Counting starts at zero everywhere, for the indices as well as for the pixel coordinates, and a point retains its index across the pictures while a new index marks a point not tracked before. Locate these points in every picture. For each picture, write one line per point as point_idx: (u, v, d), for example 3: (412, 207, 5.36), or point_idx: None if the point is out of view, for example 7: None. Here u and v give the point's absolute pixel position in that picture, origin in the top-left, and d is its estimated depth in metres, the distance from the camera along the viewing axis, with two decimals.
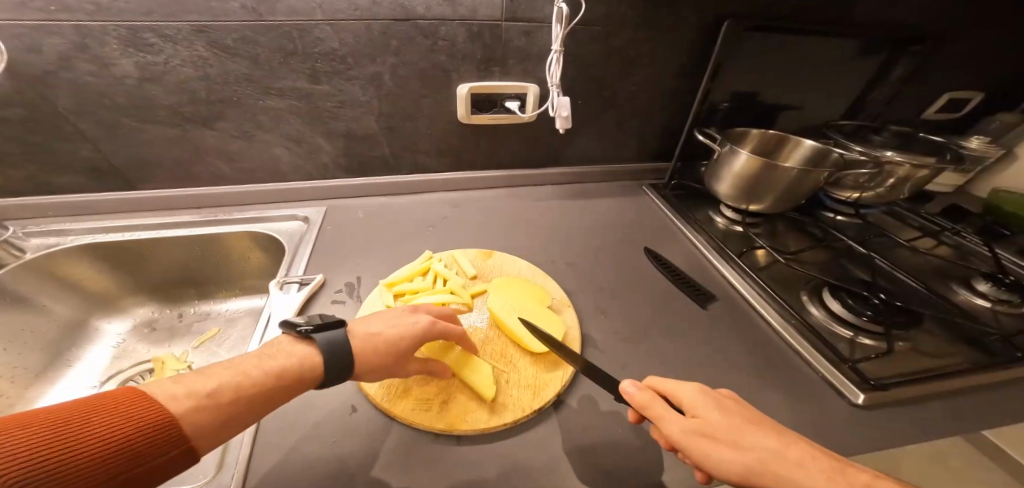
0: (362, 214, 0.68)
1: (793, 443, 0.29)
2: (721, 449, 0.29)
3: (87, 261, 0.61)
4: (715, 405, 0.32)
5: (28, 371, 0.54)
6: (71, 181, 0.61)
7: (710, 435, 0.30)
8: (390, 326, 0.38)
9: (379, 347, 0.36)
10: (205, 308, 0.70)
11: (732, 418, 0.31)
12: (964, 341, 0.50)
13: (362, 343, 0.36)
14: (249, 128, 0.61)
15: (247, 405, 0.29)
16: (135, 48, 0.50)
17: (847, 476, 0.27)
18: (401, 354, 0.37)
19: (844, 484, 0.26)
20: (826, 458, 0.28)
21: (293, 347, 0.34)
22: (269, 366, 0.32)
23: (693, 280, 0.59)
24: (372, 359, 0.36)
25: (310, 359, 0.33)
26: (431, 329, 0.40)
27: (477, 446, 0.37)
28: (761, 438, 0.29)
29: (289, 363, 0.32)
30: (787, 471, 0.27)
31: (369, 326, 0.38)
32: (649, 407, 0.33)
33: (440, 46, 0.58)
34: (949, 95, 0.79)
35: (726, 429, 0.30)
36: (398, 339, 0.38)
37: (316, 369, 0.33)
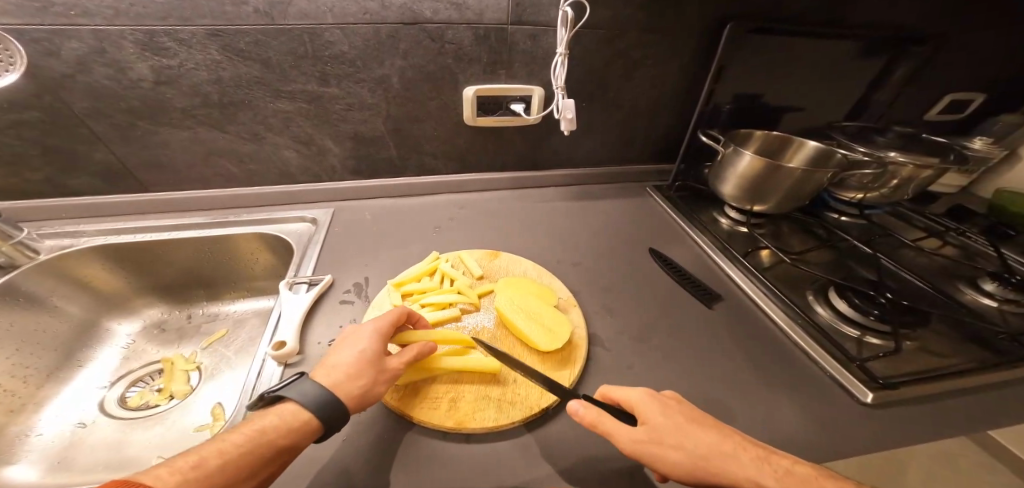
0: (368, 216, 0.69)
1: (726, 436, 0.33)
2: (668, 452, 0.32)
3: (100, 261, 0.62)
4: (656, 408, 0.34)
5: (40, 372, 0.55)
6: (85, 183, 0.62)
7: (656, 440, 0.32)
8: (342, 350, 0.38)
9: (350, 372, 0.36)
10: (213, 309, 0.71)
11: (674, 419, 0.34)
12: (972, 341, 0.50)
13: (333, 378, 0.35)
14: (258, 131, 0.62)
15: (243, 465, 0.29)
16: (151, 52, 0.51)
17: (772, 464, 0.31)
18: (376, 357, 0.38)
19: (770, 472, 0.30)
20: (754, 448, 0.32)
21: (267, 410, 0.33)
22: (251, 428, 0.31)
23: (698, 280, 0.59)
24: (357, 382, 0.36)
25: (291, 412, 0.33)
26: (380, 330, 0.40)
27: (487, 444, 0.38)
28: (700, 436, 0.32)
29: (273, 421, 0.32)
30: (722, 465, 0.31)
31: (328, 366, 0.37)
32: (598, 422, 0.34)
33: (448, 49, 0.59)
34: (951, 96, 0.79)
35: (670, 432, 0.33)
36: (360, 353, 0.37)
37: (302, 419, 0.33)
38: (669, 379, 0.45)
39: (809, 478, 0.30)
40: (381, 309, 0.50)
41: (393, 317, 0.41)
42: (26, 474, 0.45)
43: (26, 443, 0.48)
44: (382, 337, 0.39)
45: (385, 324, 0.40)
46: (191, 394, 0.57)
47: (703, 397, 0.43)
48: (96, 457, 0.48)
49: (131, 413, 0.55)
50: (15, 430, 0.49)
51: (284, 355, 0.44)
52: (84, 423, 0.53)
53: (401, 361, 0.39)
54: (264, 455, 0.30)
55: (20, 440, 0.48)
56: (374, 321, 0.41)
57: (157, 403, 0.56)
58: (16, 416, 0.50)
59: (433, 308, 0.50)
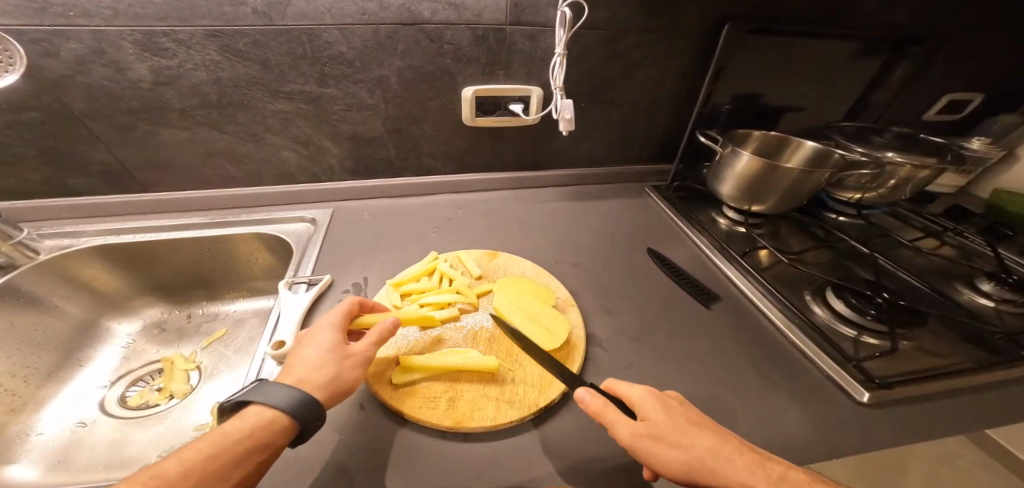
0: (367, 217, 0.69)
1: (724, 440, 0.33)
2: (665, 447, 0.32)
3: (99, 261, 0.63)
4: (659, 405, 0.35)
5: (40, 371, 0.55)
6: (85, 183, 0.62)
7: (656, 435, 0.33)
8: (302, 347, 0.38)
9: (311, 365, 0.36)
10: (213, 309, 0.71)
11: (675, 418, 0.34)
12: (969, 341, 0.50)
13: (297, 374, 0.36)
14: (257, 131, 0.62)
15: (207, 468, 0.28)
16: (150, 53, 0.52)
17: (766, 469, 0.31)
18: (336, 347, 0.38)
19: (764, 477, 0.30)
20: (750, 453, 0.32)
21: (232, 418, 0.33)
22: (214, 435, 0.31)
23: (695, 280, 0.59)
24: (322, 371, 0.36)
25: (256, 413, 0.33)
26: (332, 323, 0.40)
27: (484, 444, 0.38)
28: (698, 437, 0.33)
29: (237, 425, 0.32)
30: (717, 466, 0.31)
31: (292, 365, 0.37)
32: (603, 412, 0.34)
33: (446, 50, 0.59)
34: (950, 96, 0.79)
35: (670, 430, 0.33)
36: (317, 347, 0.38)
37: (269, 418, 0.32)
38: (666, 379, 0.45)
39: (802, 484, 0.30)
40: None
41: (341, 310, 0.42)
42: (26, 474, 0.45)
43: (26, 442, 0.49)
44: (338, 329, 0.40)
45: (337, 317, 0.41)
46: (191, 393, 0.58)
47: (700, 397, 0.43)
48: (96, 456, 0.49)
49: (131, 412, 0.55)
50: (15, 429, 0.49)
51: (283, 355, 0.44)
52: (84, 423, 0.53)
53: (363, 344, 0.40)
54: (233, 456, 0.30)
55: (20, 439, 0.49)
56: (326, 316, 0.41)
57: (157, 403, 0.57)
58: (17, 415, 0.50)
59: (432, 308, 0.50)
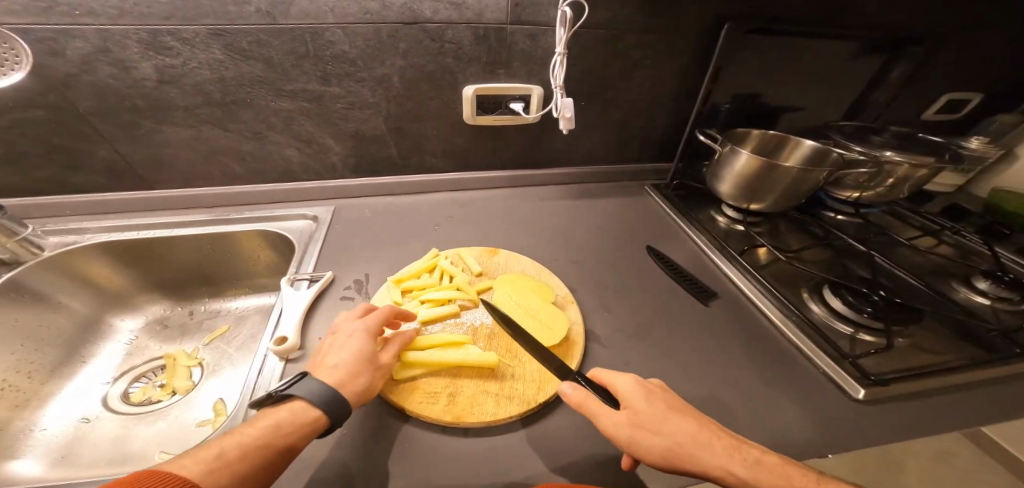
0: (368, 214, 0.70)
1: (704, 426, 0.34)
2: (646, 435, 0.33)
3: (103, 258, 0.63)
4: (640, 392, 0.35)
5: (44, 367, 0.55)
6: (89, 181, 0.63)
7: (638, 423, 0.33)
8: (337, 349, 0.38)
9: (350, 371, 0.37)
10: (215, 306, 0.71)
11: (657, 406, 0.35)
12: (965, 339, 0.51)
13: (336, 376, 0.36)
14: (260, 130, 0.63)
15: (259, 458, 0.30)
16: (155, 52, 0.52)
17: (744, 454, 0.32)
18: (372, 355, 0.39)
19: (742, 461, 0.31)
20: (729, 438, 0.33)
21: (279, 406, 0.34)
22: (267, 423, 0.32)
23: (694, 278, 0.59)
24: (359, 379, 0.37)
25: (302, 410, 0.34)
26: (368, 328, 0.41)
27: (483, 439, 0.39)
28: (679, 424, 0.33)
29: (285, 417, 0.33)
30: (696, 452, 0.32)
31: (328, 367, 0.37)
32: (586, 401, 0.35)
33: (447, 49, 0.59)
34: (949, 96, 0.79)
35: (651, 418, 0.33)
36: (355, 352, 0.38)
37: (313, 418, 0.33)
38: (664, 375, 0.46)
39: (777, 467, 0.31)
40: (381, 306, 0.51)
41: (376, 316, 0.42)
42: (30, 469, 0.46)
43: (31, 437, 0.49)
44: (373, 336, 0.40)
45: (373, 323, 0.41)
46: (193, 389, 0.58)
47: (698, 393, 0.44)
48: (99, 452, 0.49)
49: (135, 408, 0.56)
50: (20, 424, 0.50)
51: (286, 350, 0.45)
52: (88, 418, 0.53)
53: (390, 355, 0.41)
54: (275, 455, 0.31)
55: (25, 434, 0.49)
56: (363, 321, 0.41)
57: (159, 399, 0.57)
58: (21, 411, 0.51)
59: (432, 304, 0.51)
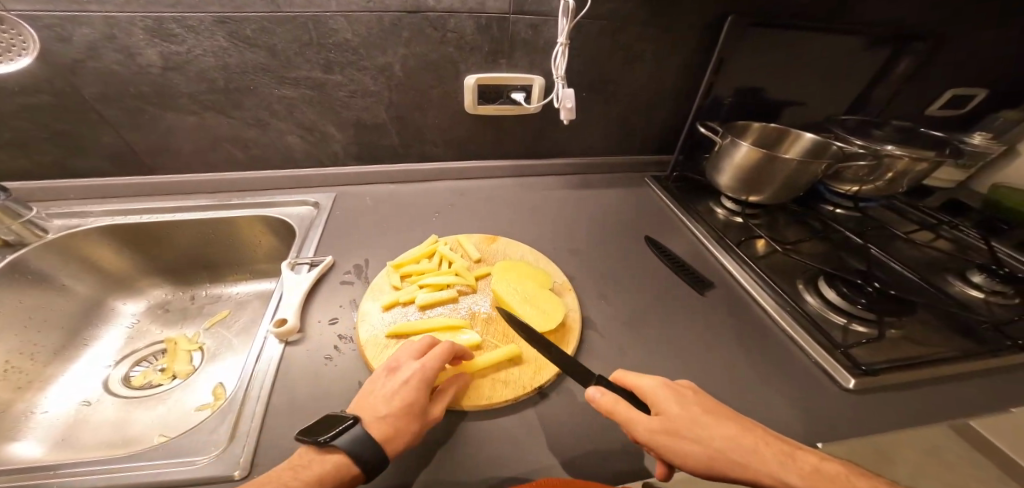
0: (369, 201, 0.70)
1: (745, 430, 0.33)
2: (687, 443, 0.32)
3: (106, 242, 0.64)
4: (675, 397, 0.35)
5: (47, 350, 0.56)
6: (93, 165, 0.64)
7: (676, 431, 0.33)
8: (390, 393, 0.36)
9: (398, 426, 0.34)
10: (216, 291, 0.72)
11: (690, 410, 0.34)
12: (957, 332, 0.51)
13: (381, 431, 0.34)
14: (262, 117, 0.63)
15: None
16: (160, 39, 0.53)
17: (794, 461, 0.32)
18: (421, 408, 0.36)
19: (792, 467, 0.31)
20: (777, 444, 0.33)
21: (324, 455, 0.32)
22: (309, 478, 0.31)
23: (691, 268, 0.60)
24: (406, 433, 0.34)
25: (341, 465, 0.32)
26: (425, 375, 0.37)
27: (478, 423, 0.39)
28: (715, 428, 0.33)
29: (327, 471, 0.31)
30: (740, 457, 0.32)
31: (376, 410, 0.35)
32: (620, 406, 0.34)
33: (449, 38, 0.59)
34: (954, 91, 0.79)
35: (686, 424, 0.33)
36: (407, 405, 0.35)
37: (351, 473, 0.32)
38: (658, 362, 0.46)
39: (836, 475, 0.31)
40: (381, 289, 0.51)
41: (437, 361, 0.39)
42: (32, 451, 0.46)
43: (32, 419, 0.50)
44: (429, 384, 0.37)
45: (432, 370, 0.38)
46: (193, 374, 0.58)
47: (690, 379, 0.44)
48: (100, 435, 0.50)
49: (135, 392, 0.56)
50: (22, 407, 0.50)
51: (285, 333, 0.45)
52: (89, 402, 0.54)
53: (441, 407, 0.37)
54: None
55: (26, 417, 0.50)
56: (422, 363, 0.38)
57: (160, 383, 0.58)
58: (24, 393, 0.51)
59: (431, 289, 0.51)
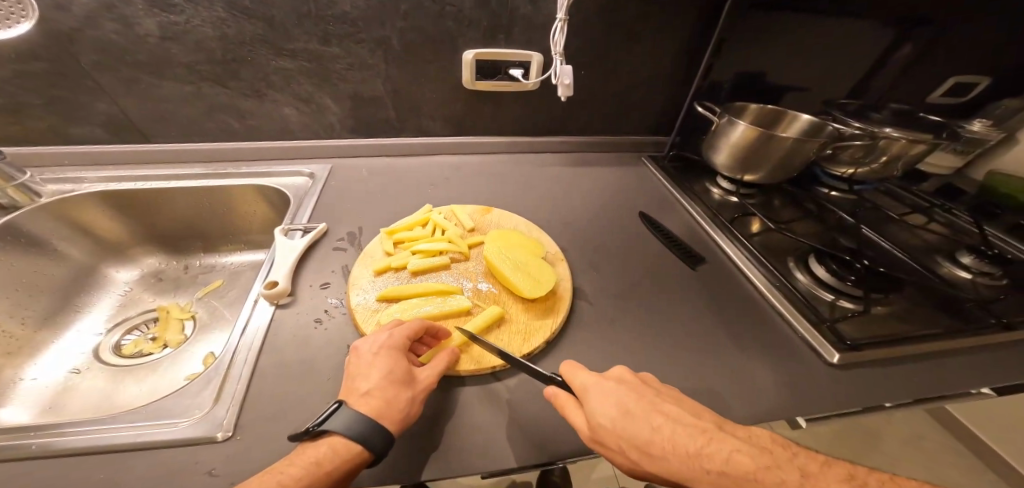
0: (365, 173, 0.70)
1: (664, 429, 0.30)
2: (613, 452, 0.31)
3: (101, 208, 0.64)
4: (602, 397, 0.32)
5: (39, 314, 0.56)
6: (89, 132, 0.63)
7: (601, 440, 0.31)
8: (369, 370, 0.35)
9: (387, 396, 0.33)
10: (209, 261, 0.72)
11: (609, 414, 0.31)
12: (945, 309, 0.51)
13: (372, 405, 0.33)
14: (259, 88, 0.63)
15: None
16: (158, 8, 0.53)
17: (709, 460, 0.28)
18: (406, 376, 0.35)
19: (707, 468, 0.28)
20: (697, 438, 0.29)
21: (316, 443, 0.31)
22: (306, 460, 0.29)
23: (685, 244, 0.60)
24: (399, 402, 0.33)
25: (341, 444, 0.31)
26: (395, 342, 0.37)
27: (465, 386, 0.39)
28: (633, 435, 0.30)
29: (327, 452, 0.30)
30: (658, 463, 0.29)
31: (360, 388, 0.34)
32: (561, 406, 0.34)
33: (448, 12, 0.59)
34: (957, 78, 0.74)
35: (606, 433, 0.31)
36: (388, 374, 0.35)
37: (353, 450, 0.30)
38: (647, 330, 0.46)
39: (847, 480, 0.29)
40: (372, 256, 0.52)
41: (407, 329, 0.39)
42: (17, 417, 0.46)
43: (18, 387, 0.49)
44: (402, 353, 0.37)
45: (400, 337, 0.38)
46: (184, 343, 0.58)
47: (678, 348, 0.45)
48: (88, 402, 0.49)
49: (125, 360, 0.56)
50: (11, 372, 0.50)
51: (276, 295, 0.45)
52: (78, 370, 0.54)
53: (429, 372, 0.37)
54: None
55: (13, 384, 0.49)
56: (389, 335, 0.38)
57: (150, 352, 0.57)
58: (13, 358, 0.51)
59: (423, 256, 0.51)
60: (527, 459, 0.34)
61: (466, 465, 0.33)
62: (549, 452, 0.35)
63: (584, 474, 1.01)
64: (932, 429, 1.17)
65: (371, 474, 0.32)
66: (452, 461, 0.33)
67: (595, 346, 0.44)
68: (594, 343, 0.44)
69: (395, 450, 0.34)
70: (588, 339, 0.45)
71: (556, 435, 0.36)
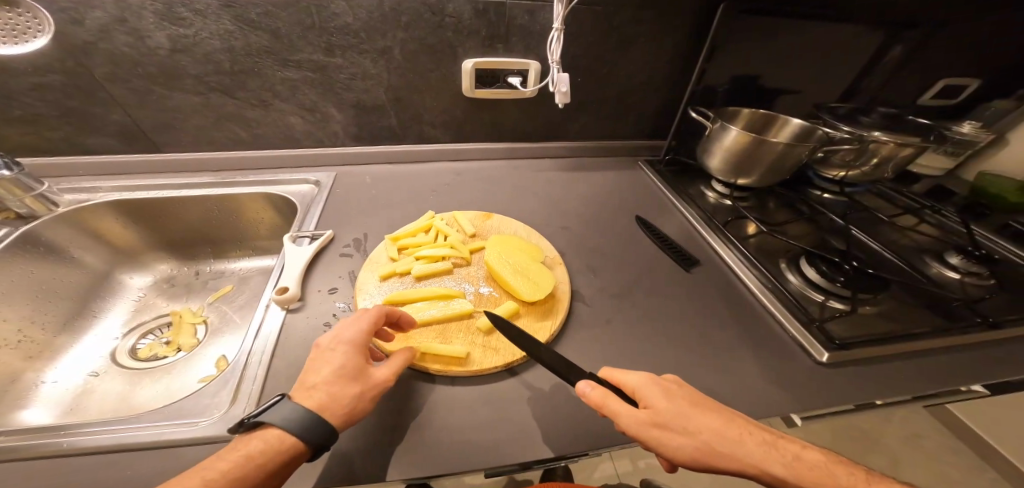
0: (368, 180, 0.72)
1: (730, 420, 0.33)
2: (674, 438, 0.32)
3: (115, 215, 0.66)
4: (666, 391, 0.34)
5: (57, 320, 0.58)
6: (103, 143, 0.66)
7: (666, 425, 0.32)
8: (319, 364, 0.36)
9: (332, 391, 0.34)
10: (219, 267, 0.74)
11: (679, 403, 0.34)
12: (931, 308, 0.53)
13: (314, 399, 0.34)
14: (266, 98, 0.65)
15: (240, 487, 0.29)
16: (168, 22, 0.55)
17: (776, 450, 0.32)
18: (356, 373, 0.36)
19: (774, 456, 0.32)
20: (758, 432, 0.33)
21: (252, 438, 0.32)
22: (240, 454, 0.31)
23: (680, 247, 0.62)
24: (341, 405, 0.34)
25: (276, 436, 0.32)
26: (352, 338, 0.38)
27: (465, 387, 0.41)
28: (704, 420, 0.33)
29: (259, 446, 0.31)
30: (728, 449, 0.32)
31: (308, 380, 0.35)
32: (605, 403, 0.34)
33: (448, 23, 0.61)
34: (947, 81, 0.77)
35: (675, 417, 0.33)
36: (338, 370, 0.35)
37: (287, 442, 0.32)
38: (640, 334, 0.48)
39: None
40: (378, 261, 0.54)
41: (369, 324, 0.39)
42: (41, 418, 0.48)
43: (41, 389, 0.52)
44: (360, 348, 0.37)
45: (360, 334, 0.38)
46: (198, 347, 0.61)
47: (671, 351, 0.46)
48: (106, 403, 0.52)
49: (140, 364, 0.58)
50: (32, 375, 0.52)
51: (286, 300, 0.47)
52: (97, 373, 0.56)
53: (384, 371, 0.37)
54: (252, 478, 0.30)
55: (34, 387, 0.51)
56: (349, 331, 0.38)
57: (165, 355, 0.60)
58: (34, 362, 0.53)
59: (427, 261, 0.53)
60: (527, 459, 0.36)
61: (467, 463, 0.35)
62: (548, 448, 0.36)
63: (586, 474, 1.03)
64: (932, 429, 1.18)
65: (379, 471, 0.34)
66: (455, 457, 0.35)
67: (591, 348, 0.46)
68: (590, 345, 0.46)
69: (399, 450, 0.36)
70: (584, 340, 0.47)
71: (556, 432, 0.38)
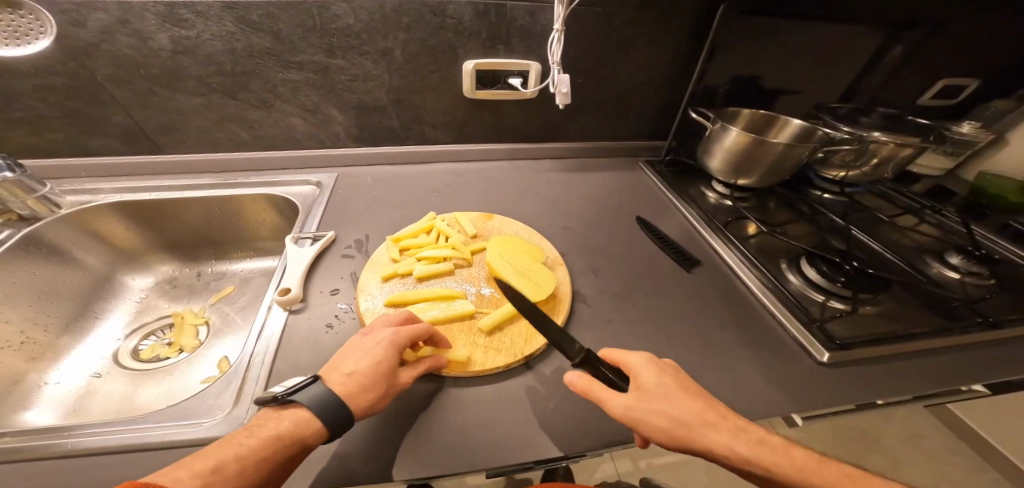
0: (369, 180, 0.72)
1: (710, 406, 0.34)
2: (646, 418, 0.33)
3: (117, 217, 0.66)
4: (655, 374, 0.35)
5: (59, 321, 0.58)
6: (105, 144, 0.66)
7: (643, 405, 0.33)
8: (356, 354, 0.37)
9: (364, 382, 0.35)
10: (221, 268, 0.74)
11: (664, 386, 0.34)
12: (932, 308, 0.53)
13: (346, 387, 0.35)
14: (268, 99, 0.65)
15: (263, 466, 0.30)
16: (170, 23, 0.55)
17: (748, 434, 0.32)
18: (390, 371, 0.37)
19: (744, 441, 0.32)
20: (734, 417, 0.33)
21: (281, 417, 0.33)
22: (268, 433, 0.32)
23: (681, 248, 0.62)
24: (367, 398, 0.35)
25: (305, 419, 0.33)
26: (396, 338, 0.38)
27: (467, 387, 0.41)
28: (682, 402, 0.33)
29: (286, 426, 0.33)
30: (700, 430, 0.32)
31: (343, 367, 0.36)
32: (589, 389, 0.35)
33: (449, 24, 0.61)
34: (947, 81, 0.77)
35: (653, 397, 0.34)
36: (375, 364, 0.36)
37: (313, 426, 0.33)
38: (641, 333, 0.48)
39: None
40: (380, 262, 0.54)
41: (416, 331, 0.40)
42: (45, 419, 0.48)
43: (44, 390, 0.52)
44: (399, 348, 0.38)
45: (405, 337, 0.39)
46: (200, 348, 0.61)
47: (672, 352, 0.46)
48: (109, 404, 0.52)
49: (143, 365, 0.59)
50: (35, 377, 0.52)
51: (288, 301, 0.47)
52: (99, 373, 0.56)
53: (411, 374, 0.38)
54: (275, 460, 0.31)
55: (37, 388, 0.52)
56: (394, 330, 0.39)
57: (167, 356, 0.60)
58: (37, 363, 0.54)
59: (428, 262, 0.54)
60: (528, 459, 0.36)
61: (469, 463, 0.35)
62: (549, 448, 0.37)
63: (587, 474, 1.03)
64: (932, 429, 1.18)
65: (382, 471, 0.34)
66: (456, 457, 0.35)
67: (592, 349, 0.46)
68: (591, 345, 0.46)
69: (402, 450, 0.36)
70: (586, 341, 0.47)
71: (558, 432, 0.38)
